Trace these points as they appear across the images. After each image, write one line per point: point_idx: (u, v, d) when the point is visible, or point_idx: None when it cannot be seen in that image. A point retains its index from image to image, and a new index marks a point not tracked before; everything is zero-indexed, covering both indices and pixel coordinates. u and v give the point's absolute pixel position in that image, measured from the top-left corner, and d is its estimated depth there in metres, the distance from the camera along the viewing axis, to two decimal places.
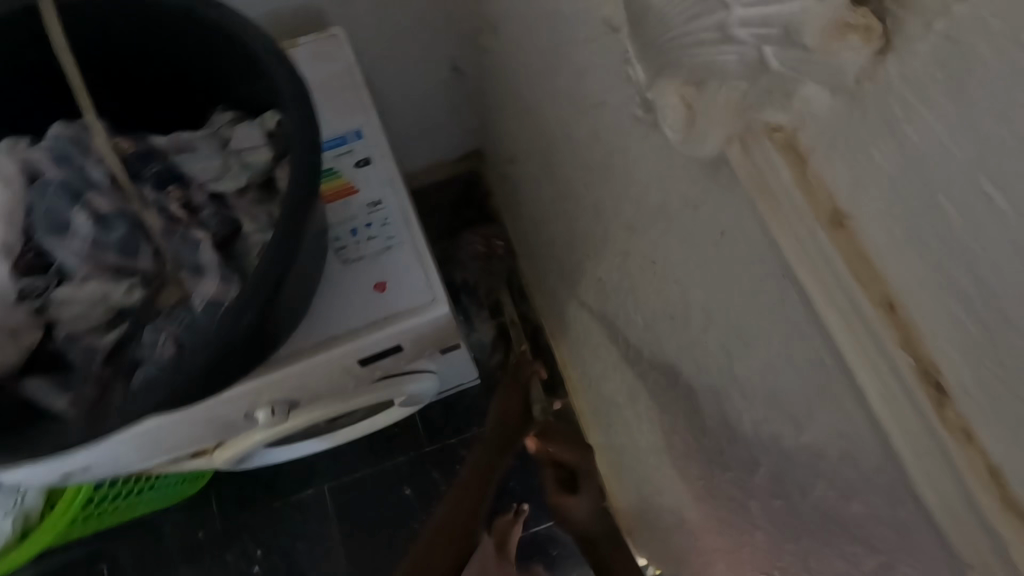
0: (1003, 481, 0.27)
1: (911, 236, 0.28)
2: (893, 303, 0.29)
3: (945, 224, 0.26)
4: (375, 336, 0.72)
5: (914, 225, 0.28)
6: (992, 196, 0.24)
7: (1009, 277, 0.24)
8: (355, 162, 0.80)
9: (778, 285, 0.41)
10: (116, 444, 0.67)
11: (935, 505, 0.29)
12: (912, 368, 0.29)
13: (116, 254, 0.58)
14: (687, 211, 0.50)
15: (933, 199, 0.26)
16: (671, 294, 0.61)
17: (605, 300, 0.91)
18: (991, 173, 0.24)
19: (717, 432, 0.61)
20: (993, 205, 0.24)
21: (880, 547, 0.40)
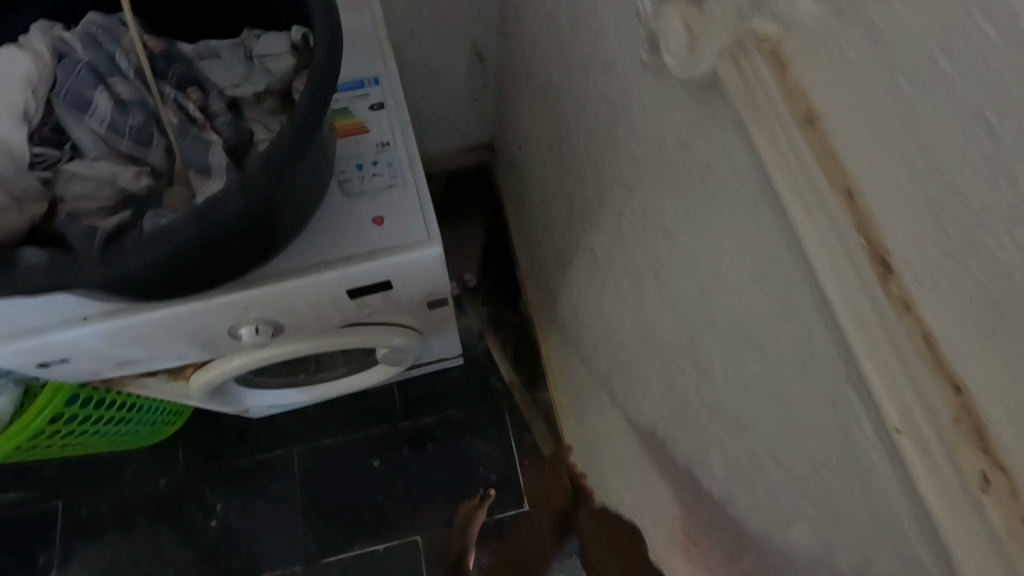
0: (936, 343, 0.29)
1: (872, 124, 0.31)
2: (854, 194, 0.32)
3: (899, 105, 0.29)
4: (368, 265, 0.74)
5: (876, 112, 0.31)
6: (940, 62, 0.26)
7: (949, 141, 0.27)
8: (370, 105, 0.83)
9: (752, 211, 0.43)
10: (98, 334, 0.68)
11: None
12: (864, 247, 0.32)
13: (130, 141, 0.60)
14: (679, 154, 0.53)
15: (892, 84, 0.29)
16: (657, 247, 0.64)
17: (592, 275, 0.93)
18: (940, 44, 0.26)
19: (688, 386, 0.62)
20: (938, 75, 0.27)
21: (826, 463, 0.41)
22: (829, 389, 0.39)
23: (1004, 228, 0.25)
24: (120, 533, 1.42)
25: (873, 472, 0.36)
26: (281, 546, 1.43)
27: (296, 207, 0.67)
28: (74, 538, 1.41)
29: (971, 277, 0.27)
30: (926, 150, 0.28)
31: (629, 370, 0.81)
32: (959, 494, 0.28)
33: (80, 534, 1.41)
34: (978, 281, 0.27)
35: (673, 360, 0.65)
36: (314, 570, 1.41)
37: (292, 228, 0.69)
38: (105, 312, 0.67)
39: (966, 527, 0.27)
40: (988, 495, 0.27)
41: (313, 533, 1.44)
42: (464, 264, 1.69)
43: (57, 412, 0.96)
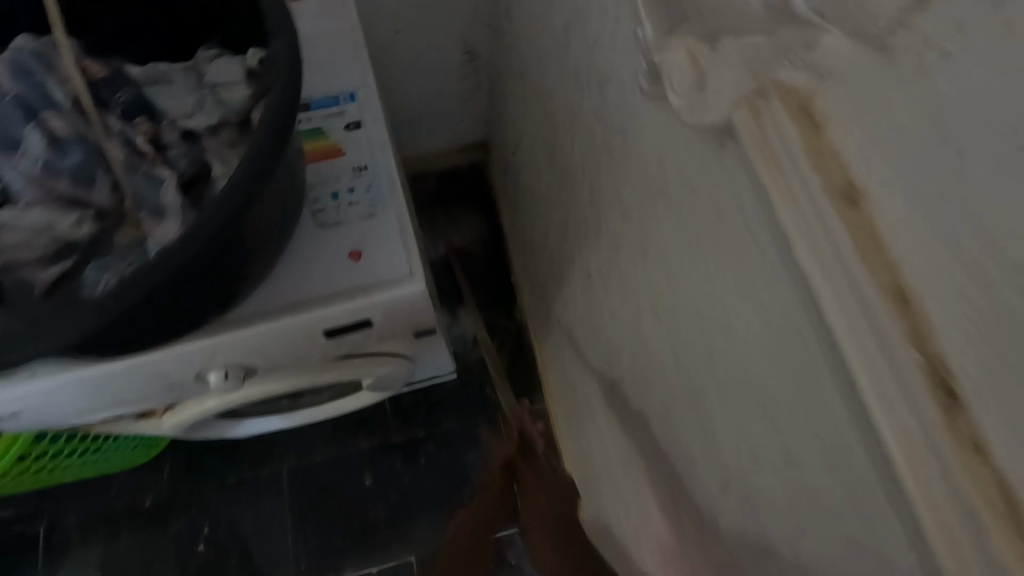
0: (1006, 491, 0.24)
1: (930, 213, 0.25)
2: (903, 291, 0.27)
3: (970, 197, 0.23)
4: (344, 306, 0.68)
5: (934, 200, 0.25)
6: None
7: None
8: (346, 124, 0.76)
9: (772, 280, 0.37)
10: (49, 387, 0.63)
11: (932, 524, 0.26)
12: (917, 361, 0.26)
13: (69, 183, 0.54)
14: (684, 198, 0.46)
15: (959, 169, 0.23)
16: (659, 290, 0.57)
17: (589, 301, 0.87)
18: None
19: (693, 440, 0.57)
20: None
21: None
22: (862, 495, 0.33)
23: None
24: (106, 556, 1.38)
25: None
26: (272, 566, 1.39)
27: (263, 239, 0.60)
28: (58, 562, 1.37)
29: None
30: (1001, 257, 0.22)
31: (628, 406, 0.76)
32: None
33: (65, 557, 1.37)
34: None
35: (676, 410, 0.60)
36: None
37: (262, 264, 0.63)
38: (55, 366, 0.62)
39: None
40: None
41: (304, 553, 1.40)
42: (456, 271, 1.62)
43: (26, 450, 0.91)
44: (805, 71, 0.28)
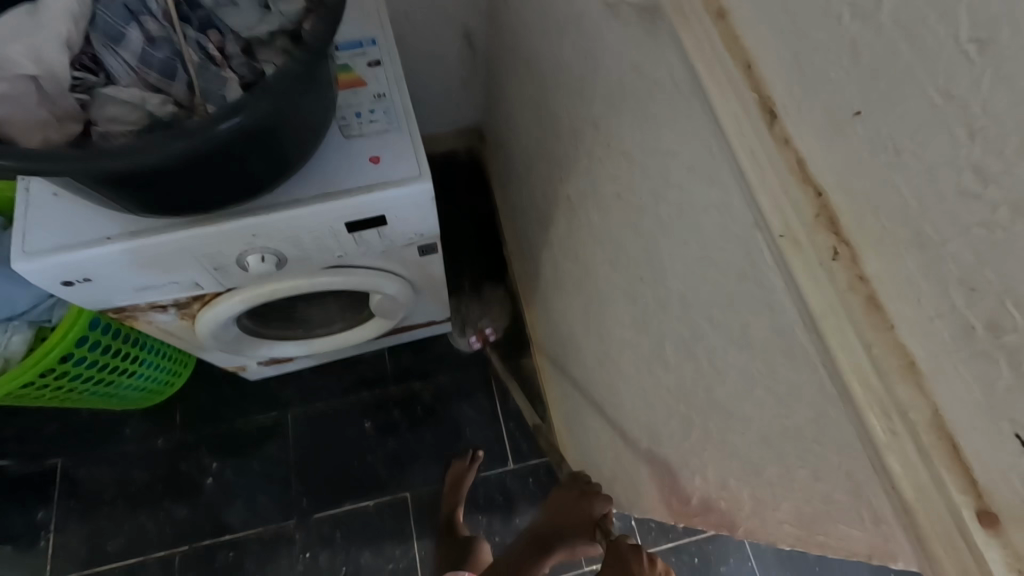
0: (802, 162, 0.37)
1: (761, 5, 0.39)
2: (750, 64, 0.41)
3: None
4: (367, 199, 0.82)
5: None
6: None
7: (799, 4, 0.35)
8: (367, 62, 0.92)
9: (688, 110, 0.51)
10: (121, 252, 0.76)
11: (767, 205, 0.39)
12: (758, 106, 0.40)
13: (158, 74, 0.69)
14: (637, 81, 0.61)
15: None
16: (621, 175, 0.72)
17: (572, 225, 1.01)
18: None
19: (649, 294, 0.70)
20: None
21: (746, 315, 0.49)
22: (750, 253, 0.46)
23: (837, 46, 0.33)
24: (118, 491, 1.46)
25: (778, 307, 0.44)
26: (276, 503, 1.47)
27: (288, 145, 0.74)
28: (73, 497, 1.45)
29: (821, 101, 0.35)
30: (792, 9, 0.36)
31: (603, 300, 0.89)
32: (821, 270, 0.35)
33: (79, 492, 1.45)
34: (825, 107, 0.35)
35: (637, 276, 0.73)
36: (307, 526, 1.45)
37: (287, 166, 0.77)
38: (131, 233, 0.76)
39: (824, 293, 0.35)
40: (836, 261, 0.35)
41: (306, 491, 1.48)
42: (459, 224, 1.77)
43: (83, 333, 1.06)
44: None
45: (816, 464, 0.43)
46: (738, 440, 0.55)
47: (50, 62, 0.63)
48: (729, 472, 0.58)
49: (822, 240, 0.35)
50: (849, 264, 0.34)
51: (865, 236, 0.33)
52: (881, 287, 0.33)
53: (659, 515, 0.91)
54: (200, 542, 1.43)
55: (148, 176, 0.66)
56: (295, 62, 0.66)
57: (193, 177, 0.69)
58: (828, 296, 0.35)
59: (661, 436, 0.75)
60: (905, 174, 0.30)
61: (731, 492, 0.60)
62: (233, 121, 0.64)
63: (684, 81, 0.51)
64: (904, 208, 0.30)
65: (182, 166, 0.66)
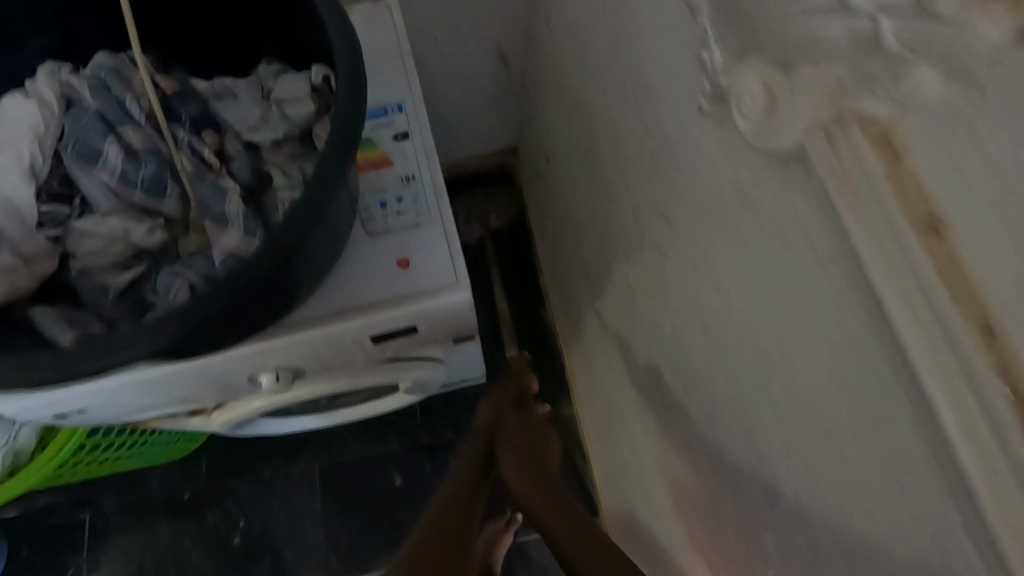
0: None
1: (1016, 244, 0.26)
2: (992, 325, 0.27)
3: None
4: (397, 314, 0.69)
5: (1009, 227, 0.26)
6: None
7: None
8: (394, 135, 0.78)
9: (840, 302, 0.38)
10: (116, 386, 0.66)
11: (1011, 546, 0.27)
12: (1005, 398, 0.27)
13: (142, 193, 0.56)
14: (746, 218, 0.47)
15: None
16: (707, 305, 0.58)
17: (627, 309, 0.87)
18: None
19: (742, 457, 0.56)
20: None
21: None
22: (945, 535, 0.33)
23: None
24: (146, 546, 1.42)
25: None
26: (305, 562, 1.41)
27: (314, 258, 0.62)
28: (101, 552, 1.41)
29: None
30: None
31: (664, 412, 0.76)
32: None
33: (107, 547, 1.42)
34: None
35: (724, 425, 0.59)
36: None
37: (307, 285, 0.65)
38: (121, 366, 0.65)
39: None
40: None
41: (335, 550, 1.41)
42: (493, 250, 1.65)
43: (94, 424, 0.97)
44: (887, 101, 0.29)
45: None
46: None
47: (18, 202, 0.54)
48: None
49: None
50: None
51: None
52: None
53: None
54: None
55: (179, 341, 0.54)
56: (314, 193, 0.52)
57: (228, 324, 0.58)
58: None
59: None
60: None
61: None
62: (266, 265, 0.52)
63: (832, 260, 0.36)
64: None
65: (214, 322, 0.55)
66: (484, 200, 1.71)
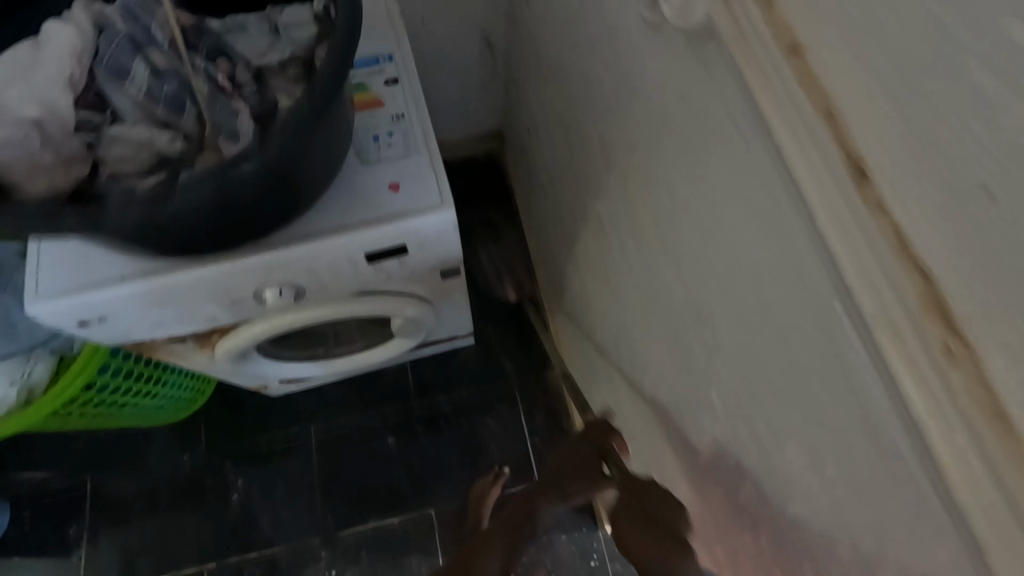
0: (902, 236, 0.31)
1: (846, 41, 0.33)
2: (833, 111, 0.34)
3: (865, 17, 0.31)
4: (388, 229, 0.77)
5: (841, 28, 0.33)
6: None
7: (904, 52, 0.30)
8: (384, 80, 0.87)
9: (747, 149, 0.45)
10: (135, 292, 0.73)
11: (857, 283, 0.33)
12: (846, 166, 0.34)
13: (165, 109, 0.65)
14: (682, 109, 0.55)
15: None
16: (659, 206, 0.66)
17: (601, 245, 0.95)
18: None
19: (693, 337, 0.64)
20: None
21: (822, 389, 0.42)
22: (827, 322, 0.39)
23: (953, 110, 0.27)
24: (147, 508, 1.47)
25: (863, 394, 0.37)
26: (300, 520, 1.46)
27: (310, 176, 0.70)
28: (103, 514, 1.46)
29: (936, 170, 0.29)
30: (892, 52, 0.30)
31: (637, 329, 0.84)
32: (928, 370, 0.30)
33: (109, 509, 1.46)
34: (945, 171, 0.28)
35: (679, 314, 0.67)
36: (332, 544, 1.44)
37: (305, 197, 0.73)
38: (142, 272, 0.73)
39: (932, 399, 0.30)
40: (951, 363, 0.29)
41: (330, 508, 1.46)
42: (481, 222, 1.73)
43: (104, 361, 1.05)
44: None
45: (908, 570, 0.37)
46: (801, 515, 0.49)
47: (57, 107, 0.61)
48: (794, 545, 0.52)
49: (933, 338, 0.30)
50: (966, 369, 0.29)
51: (991, 339, 0.27)
52: (1011, 402, 0.27)
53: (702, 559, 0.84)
54: (226, 560, 1.42)
55: (174, 222, 0.63)
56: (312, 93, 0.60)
57: (220, 219, 0.66)
58: (939, 409, 0.30)
59: (707, 487, 0.69)
60: None
61: (790, 565, 0.54)
62: (253, 162, 0.61)
63: (745, 115, 0.44)
64: None
65: (206, 210, 0.63)
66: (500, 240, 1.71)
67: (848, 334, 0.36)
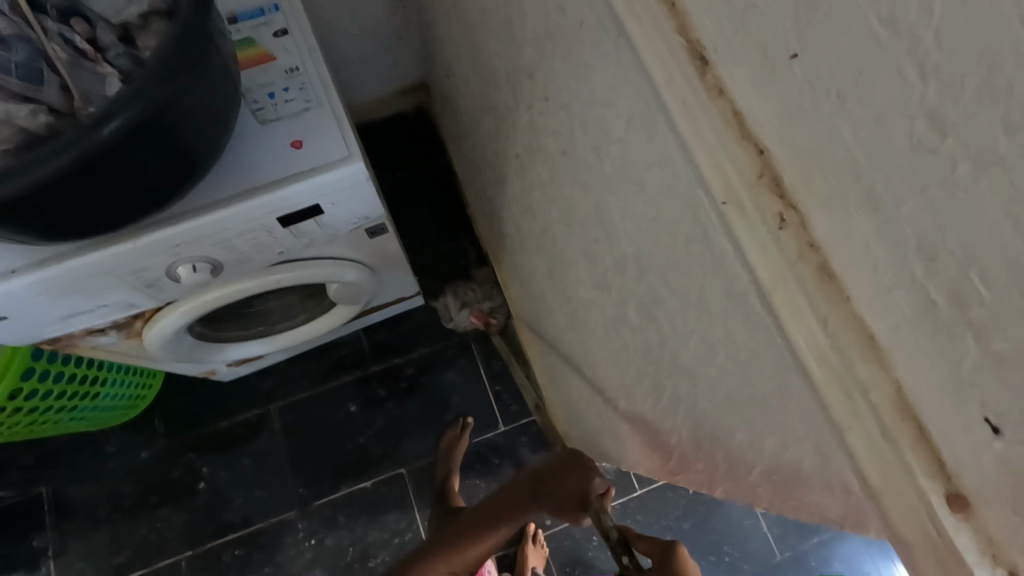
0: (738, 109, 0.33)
1: None
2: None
3: None
4: (295, 189, 0.75)
5: None
6: None
7: None
8: (273, 33, 0.82)
9: (615, 53, 0.45)
10: (32, 285, 0.70)
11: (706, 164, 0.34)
12: (687, 51, 0.35)
13: (19, 80, 0.60)
14: (561, 22, 0.54)
15: None
16: (560, 131, 0.65)
17: (524, 182, 0.94)
18: None
19: (604, 256, 0.66)
20: None
21: (703, 279, 0.44)
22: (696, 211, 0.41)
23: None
24: (112, 506, 1.44)
25: (732, 274, 0.39)
26: (274, 496, 1.46)
27: (195, 141, 0.66)
28: (66, 520, 1.43)
29: (753, 40, 0.30)
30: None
31: (564, 260, 0.85)
32: (769, 236, 0.31)
33: (72, 515, 1.44)
34: (758, 42, 0.29)
35: (592, 237, 0.68)
36: (308, 515, 1.45)
37: (199, 164, 0.69)
38: (34, 263, 0.69)
39: (774, 262, 0.31)
40: (783, 229, 0.31)
41: (301, 481, 1.48)
42: (416, 179, 1.70)
43: (28, 366, 1.00)
44: None
45: (788, 432, 0.40)
46: (707, 404, 0.52)
47: None
48: (707, 432, 0.55)
49: (767, 205, 0.31)
50: (799, 227, 0.31)
51: (813, 198, 0.29)
52: (832, 251, 0.30)
53: (648, 467, 0.89)
54: (203, 545, 1.43)
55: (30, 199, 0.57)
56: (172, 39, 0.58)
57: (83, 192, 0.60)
58: (778, 267, 0.31)
59: (639, 399, 0.72)
60: (851, 124, 0.26)
61: (707, 452, 0.58)
62: (115, 121, 0.55)
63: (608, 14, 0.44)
64: (846, 154, 0.26)
65: (63, 183, 0.57)
66: (483, 292, 1.58)
67: (713, 221, 0.38)
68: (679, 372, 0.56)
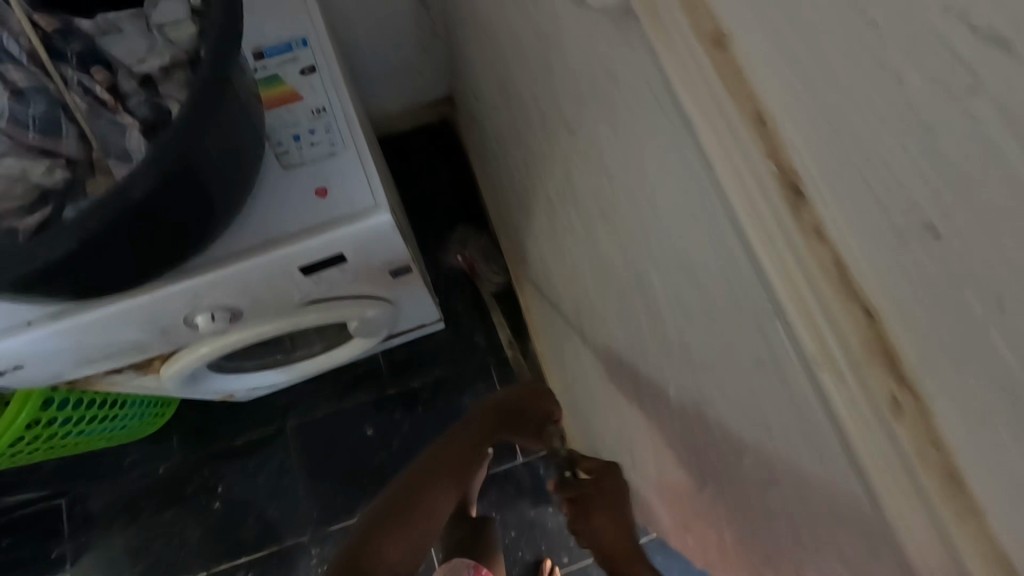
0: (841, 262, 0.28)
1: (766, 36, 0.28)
2: (764, 119, 0.30)
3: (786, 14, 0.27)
4: (319, 241, 0.71)
5: (766, 22, 0.28)
6: None
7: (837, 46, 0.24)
8: (301, 70, 0.78)
9: (677, 142, 0.40)
10: (47, 336, 0.68)
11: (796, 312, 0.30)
12: (778, 180, 0.30)
13: (36, 134, 0.57)
14: (613, 87, 0.49)
15: None
16: (602, 193, 0.60)
17: (554, 224, 0.89)
18: None
19: (645, 328, 0.61)
20: None
21: (772, 402, 0.39)
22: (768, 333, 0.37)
23: (881, 135, 0.24)
24: (129, 521, 1.45)
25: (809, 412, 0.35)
26: (288, 518, 1.45)
27: (218, 194, 0.64)
28: (84, 533, 1.44)
29: (874, 197, 0.25)
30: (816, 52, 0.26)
31: (595, 312, 0.80)
32: (875, 417, 0.28)
33: (89, 528, 1.44)
34: (881, 202, 0.25)
35: (632, 305, 0.63)
36: (321, 539, 1.43)
37: (220, 215, 0.67)
38: (48, 315, 0.67)
39: (878, 441, 0.29)
40: (898, 417, 0.27)
41: (315, 503, 1.46)
42: (439, 195, 1.66)
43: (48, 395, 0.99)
44: None
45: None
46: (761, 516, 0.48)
47: None
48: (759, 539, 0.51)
49: (878, 385, 0.28)
50: (916, 420, 0.27)
51: (939, 392, 0.25)
52: (960, 458, 0.25)
53: (678, 532, 0.84)
54: (217, 565, 1.42)
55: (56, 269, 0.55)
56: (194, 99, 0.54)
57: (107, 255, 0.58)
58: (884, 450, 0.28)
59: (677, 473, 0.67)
60: (1014, 339, 0.21)
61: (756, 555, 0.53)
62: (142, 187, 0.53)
63: (669, 94, 0.39)
64: (1004, 372, 0.22)
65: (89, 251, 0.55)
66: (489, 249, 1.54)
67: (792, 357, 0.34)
68: (730, 468, 0.52)
